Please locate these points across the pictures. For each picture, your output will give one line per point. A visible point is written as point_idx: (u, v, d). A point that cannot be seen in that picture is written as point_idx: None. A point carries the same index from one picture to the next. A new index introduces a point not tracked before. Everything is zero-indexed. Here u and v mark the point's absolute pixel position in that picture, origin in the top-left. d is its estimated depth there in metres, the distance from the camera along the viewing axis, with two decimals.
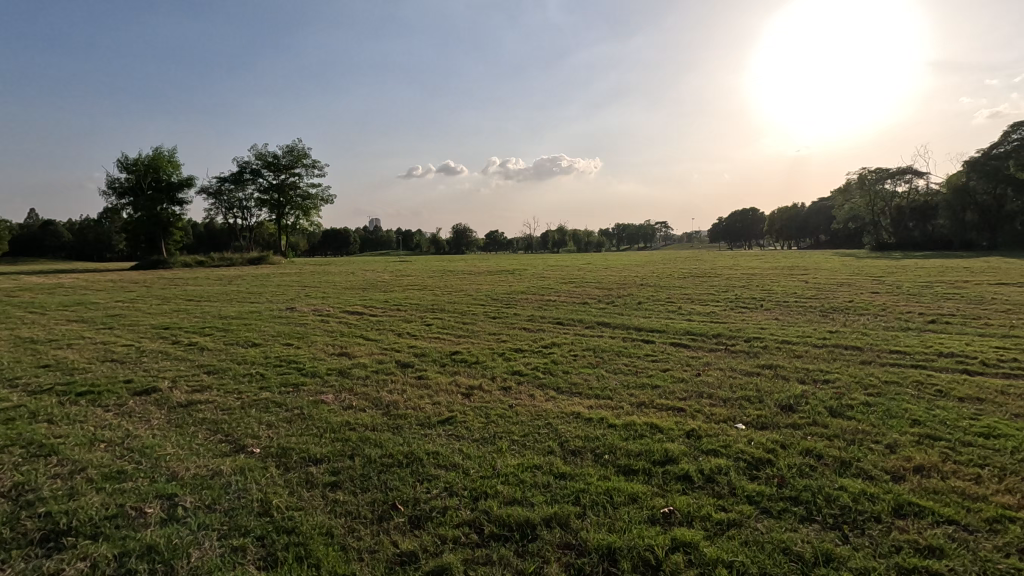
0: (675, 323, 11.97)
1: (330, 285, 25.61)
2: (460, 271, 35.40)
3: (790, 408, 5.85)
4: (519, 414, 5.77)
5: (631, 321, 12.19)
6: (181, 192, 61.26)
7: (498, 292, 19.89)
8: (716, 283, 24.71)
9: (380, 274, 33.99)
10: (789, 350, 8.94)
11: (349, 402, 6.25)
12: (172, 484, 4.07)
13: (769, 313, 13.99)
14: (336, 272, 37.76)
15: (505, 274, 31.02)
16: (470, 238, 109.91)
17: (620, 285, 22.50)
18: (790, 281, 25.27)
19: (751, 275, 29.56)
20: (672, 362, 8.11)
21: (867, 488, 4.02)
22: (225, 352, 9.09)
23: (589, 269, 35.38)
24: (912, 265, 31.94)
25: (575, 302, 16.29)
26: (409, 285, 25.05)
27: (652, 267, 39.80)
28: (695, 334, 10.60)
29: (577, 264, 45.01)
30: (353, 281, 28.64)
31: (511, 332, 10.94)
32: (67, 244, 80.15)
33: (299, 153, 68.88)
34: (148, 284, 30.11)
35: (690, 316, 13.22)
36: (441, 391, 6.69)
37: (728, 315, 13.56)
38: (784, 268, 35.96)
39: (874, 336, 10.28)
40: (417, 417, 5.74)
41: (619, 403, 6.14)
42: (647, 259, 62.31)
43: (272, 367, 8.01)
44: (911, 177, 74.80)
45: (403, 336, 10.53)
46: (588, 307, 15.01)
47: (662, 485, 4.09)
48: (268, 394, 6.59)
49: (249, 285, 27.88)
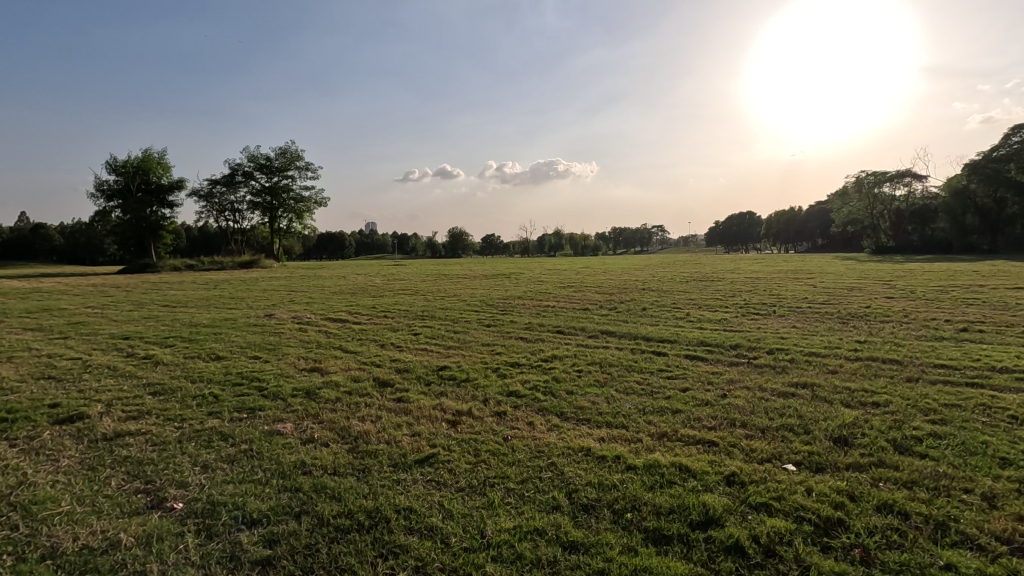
0: (686, 332, 10.96)
1: (318, 289, 24.53)
2: (455, 274, 34.35)
3: (846, 441, 4.81)
4: (515, 451, 4.71)
5: (638, 330, 11.18)
6: (171, 194, 60.09)
7: (493, 297, 18.88)
8: (721, 287, 23.75)
9: (371, 278, 32.95)
10: (820, 365, 7.91)
11: (310, 433, 5.17)
12: (44, 566, 3.00)
13: (785, 321, 12.95)
14: (328, 275, 36.78)
15: (501, 278, 30.02)
16: (466, 242, 109.09)
17: (622, 290, 21.47)
18: (797, 286, 24.26)
19: (755, 279, 28.58)
20: (691, 380, 7.07)
21: (984, 567, 2.98)
22: (181, 367, 8.00)
23: (588, 273, 34.48)
24: (919, 268, 31.01)
25: (576, 308, 15.23)
26: (402, 289, 24.02)
27: (652, 271, 38.83)
28: (710, 345, 9.58)
29: (575, 267, 43.99)
30: (342, 285, 27.56)
31: (507, 342, 9.89)
32: (57, 247, 78.89)
33: (292, 155, 67.86)
34: (131, 289, 29.00)
35: (701, 324, 12.19)
36: (422, 418, 5.62)
37: (742, 323, 12.54)
38: (787, 271, 35.03)
39: (909, 347, 9.25)
40: (390, 454, 4.67)
41: (637, 435, 5.09)
42: (646, 262, 61.44)
43: (229, 386, 6.93)
44: (910, 180, 74.23)
45: (387, 347, 9.48)
46: (589, 313, 14.00)
47: (707, 564, 3.05)
48: (215, 422, 5.50)
49: (234, 289, 26.78)
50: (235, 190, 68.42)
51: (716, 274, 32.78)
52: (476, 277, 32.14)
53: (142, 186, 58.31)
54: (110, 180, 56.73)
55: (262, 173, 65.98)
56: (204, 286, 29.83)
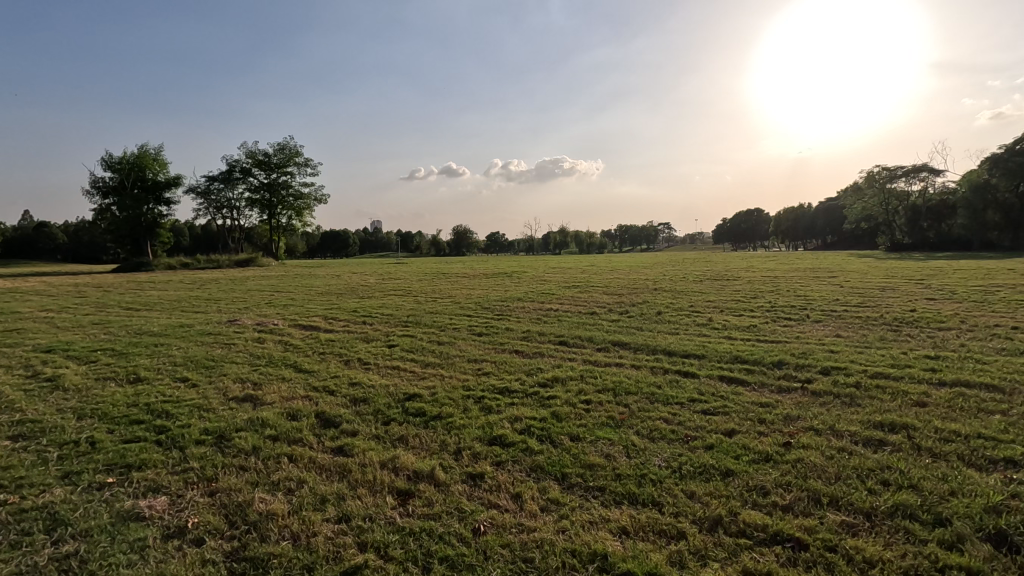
0: (714, 345, 9.20)
1: (306, 290, 23.02)
2: (454, 273, 32.72)
3: (1010, 544, 3.05)
4: (489, 561, 2.97)
5: (656, 341, 9.43)
6: (168, 192, 58.81)
7: (491, 299, 17.13)
8: (739, 287, 21.99)
9: (366, 277, 31.40)
10: (898, 393, 6.15)
11: (186, 518, 3.45)
12: None
13: (826, 329, 11.19)
14: (322, 274, 35.31)
15: (502, 276, 28.41)
16: (469, 240, 107.39)
17: (632, 291, 19.68)
18: (823, 286, 22.30)
19: (773, 278, 26.69)
20: (736, 419, 5.33)
21: None
22: (81, 394, 6.31)
23: (594, 272, 32.84)
24: (947, 267, 28.93)
25: (582, 313, 13.46)
26: (395, 290, 22.45)
27: (660, 269, 36.90)
28: (747, 362, 7.79)
29: (581, 266, 42.18)
30: (334, 285, 26.01)
31: (499, 358, 8.19)
32: (60, 246, 78.04)
33: (291, 151, 66.51)
34: (113, 289, 27.66)
35: (729, 334, 10.41)
36: (363, 486, 3.91)
37: (777, 332, 10.72)
38: (805, 270, 33.15)
39: (996, 366, 7.46)
40: (290, 566, 2.95)
41: (677, 524, 3.36)
42: (654, 260, 59.51)
43: (124, 424, 5.24)
44: (927, 175, 71.90)
45: (352, 364, 7.80)
46: (598, 319, 12.29)
47: None
48: (62, 493, 3.80)
49: (219, 289, 25.28)
50: (233, 187, 67.10)
51: (730, 274, 30.86)
52: (477, 276, 30.43)
53: (138, 183, 57.00)
54: (106, 178, 55.39)
55: (260, 170, 64.68)
56: (188, 286, 28.28)
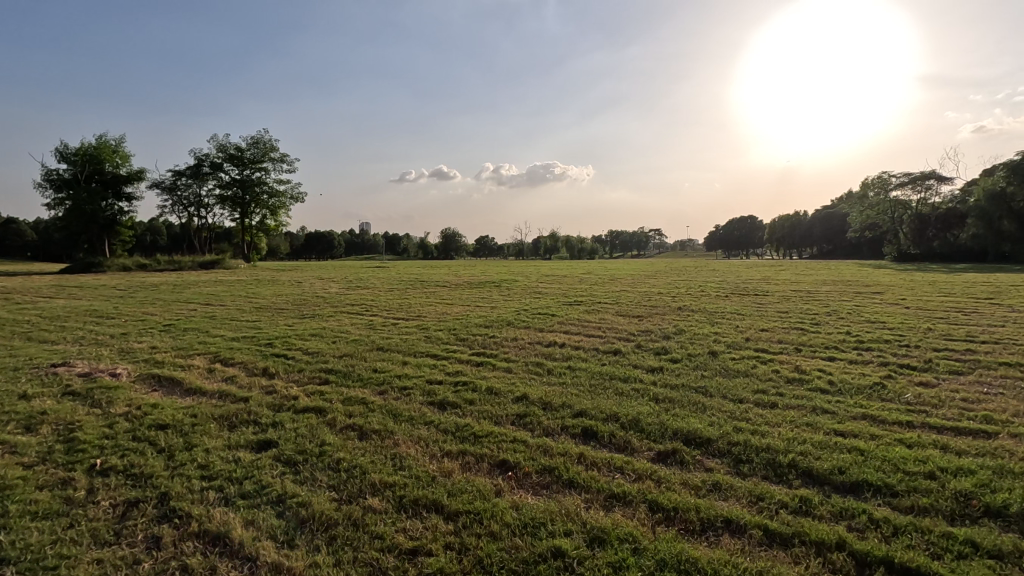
0: (869, 444, 4.99)
1: (249, 302, 18.74)
2: (435, 282, 28.25)
3: None
4: None
5: (760, 434, 5.21)
6: (128, 186, 53.84)
7: (471, 324, 12.83)
8: (780, 306, 17.97)
9: (331, 285, 27.11)
10: None
11: None
12: None
13: (997, 395, 7.02)
14: (286, 281, 30.99)
15: (490, 287, 24.38)
16: (456, 244, 103.05)
17: (652, 312, 15.46)
18: (880, 305, 18.27)
19: (808, 294, 22.73)
20: None
21: None
22: None
23: (595, 282, 28.85)
24: (999, 282, 25.08)
25: (601, 354, 9.23)
26: (357, 303, 18.21)
27: (668, 279, 32.81)
28: (1008, 523, 3.55)
29: (579, 273, 37.67)
30: (289, 295, 21.79)
31: (467, 495, 3.91)
32: (25, 244, 72.74)
33: (266, 145, 61.95)
34: (26, 296, 23.10)
35: (866, 410, 6.14)
36: None
37: (934, 406, 6.49)
38: (833, 282, 29.20)
39: None
40: None
41: None
42: (652, 267, 55.59)
43: None
44: (934, 183, 68.71)
45: (131, 525, 3.45)
46: (631, 369, 8.09)
47: None
48: None
49: (147, 298, 20.87)
50: (203, 183, 62.30)
51: (751, 286, 26.81)
52: (462, 285, 26.28)
53: (95, 176, 51.91)
54: (59, 169, 50.21)
55: (232, 164, 60.00)
56: (116, 293, 23.78)
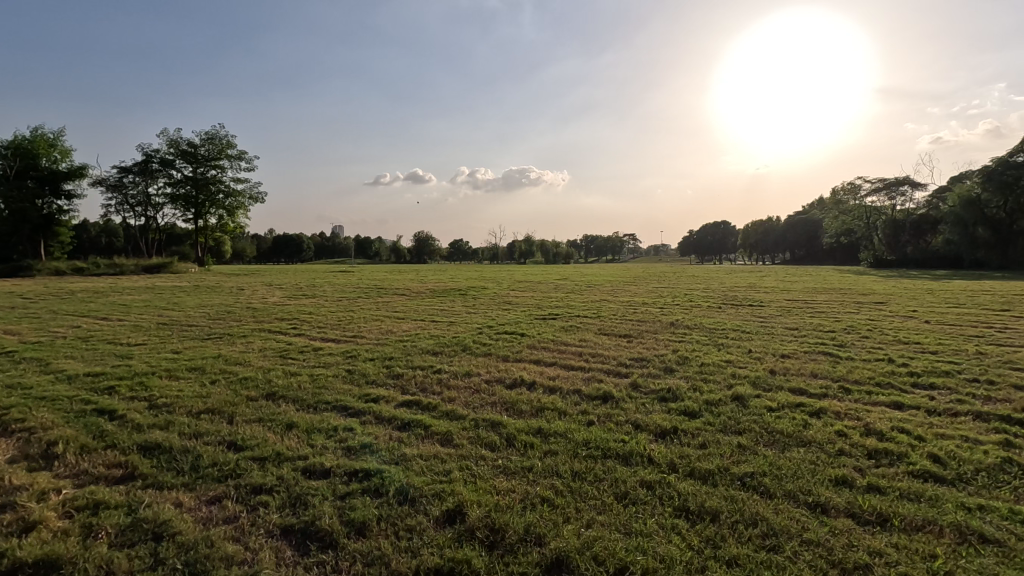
0: None
1: (159, 316, 15.51)
2: (395, 290, 25.24)
3: None
4: None
5: None
6: (66, 183, 49.21)
7: (416, 349, 9.95)
8: (785, 320, 15.56)
9: (275, 293, 23.86)
10: None
11: None
12: None
13: None
14: (228, 287, 27.57)
15: (453, 296, 21.50)
16: (427, 248, 100.08)
17: (642, 330, 12.83)
18: (896, 320, 15.93)
19: (807, 304, 20.39)
20: None
21: None
22: None
23: (572, 290, 26.25)
24: (1004, 292, 23.01)
25: (584, 404, 6.49)
26: (288, 318, 15.12)
27: (649, 287, 30.33)
28: None
29: (555, 280, 35.11)
30: (216, 306, 18.53)
31: None
32: None
33: (223, 141, 57.87)
34: None
35: None
36: None
37: None
38: (826, 291, 27.01)
39: None
40: None
41: None
42: (631, 272, 53.26)
43: None
44: (908, 189, 68.21)
45: None
46: (632, 436, 5.36)
47: None
48: None
49: (41, 310, 17.40)
50: (153, 181, 57.90)
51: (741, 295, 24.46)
52: (424, 294, 23.35)
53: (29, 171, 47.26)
54: None
55: (184, 161, 55.80)
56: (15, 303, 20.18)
